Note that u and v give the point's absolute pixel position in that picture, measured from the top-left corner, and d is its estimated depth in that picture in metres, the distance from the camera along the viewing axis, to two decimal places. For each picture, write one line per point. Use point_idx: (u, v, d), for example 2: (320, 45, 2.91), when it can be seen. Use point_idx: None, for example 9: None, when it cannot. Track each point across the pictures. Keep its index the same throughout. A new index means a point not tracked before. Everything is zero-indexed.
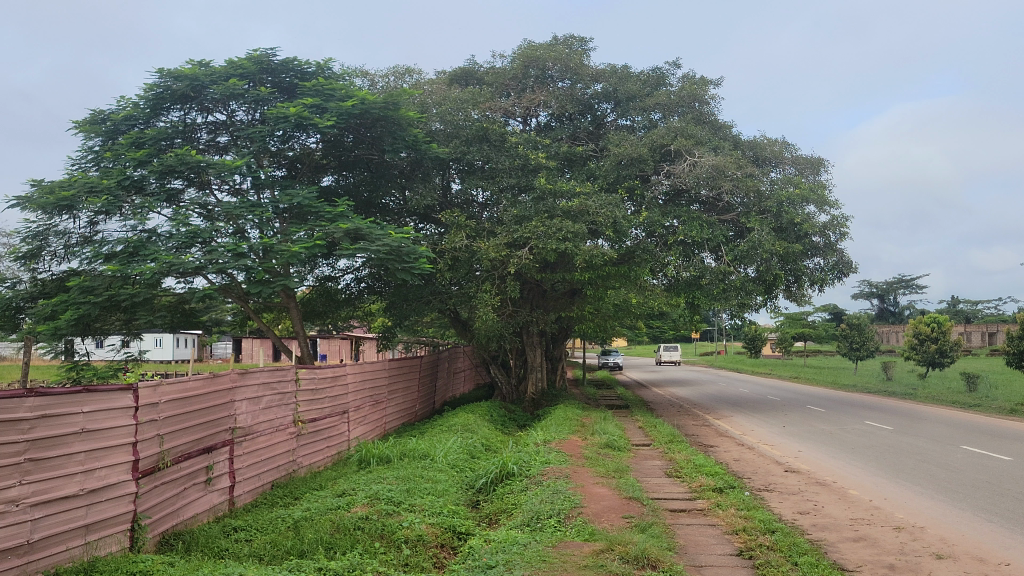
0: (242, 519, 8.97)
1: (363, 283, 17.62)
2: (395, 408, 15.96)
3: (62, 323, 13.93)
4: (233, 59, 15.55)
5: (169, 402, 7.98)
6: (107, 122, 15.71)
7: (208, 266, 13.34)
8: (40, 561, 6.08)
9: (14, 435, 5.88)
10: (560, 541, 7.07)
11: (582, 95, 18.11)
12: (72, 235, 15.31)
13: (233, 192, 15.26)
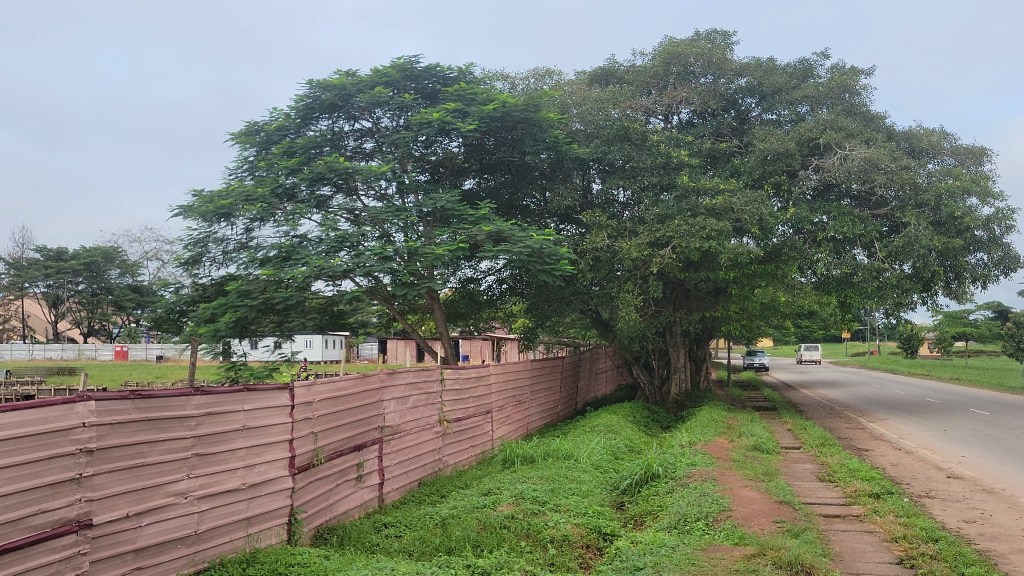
0: (391, 515, 9.21)
1: (505, 284, 17.80)
2: (538, 409, 16.05)
3: (222, 325, 14.67)
4: (378, 67, 15.98)
5: (323, 401, 8.27)
6: (262, 133, 16.46)
7: (356, 269, 13.76)
8: (206, 551, 6.41)
9: (182, 431, 6.22)
10: (708, 544, 6.94)
11: (726, 91, 17.72)
12: (230, 241, 16.09)
13: (379, 197, 15.71)
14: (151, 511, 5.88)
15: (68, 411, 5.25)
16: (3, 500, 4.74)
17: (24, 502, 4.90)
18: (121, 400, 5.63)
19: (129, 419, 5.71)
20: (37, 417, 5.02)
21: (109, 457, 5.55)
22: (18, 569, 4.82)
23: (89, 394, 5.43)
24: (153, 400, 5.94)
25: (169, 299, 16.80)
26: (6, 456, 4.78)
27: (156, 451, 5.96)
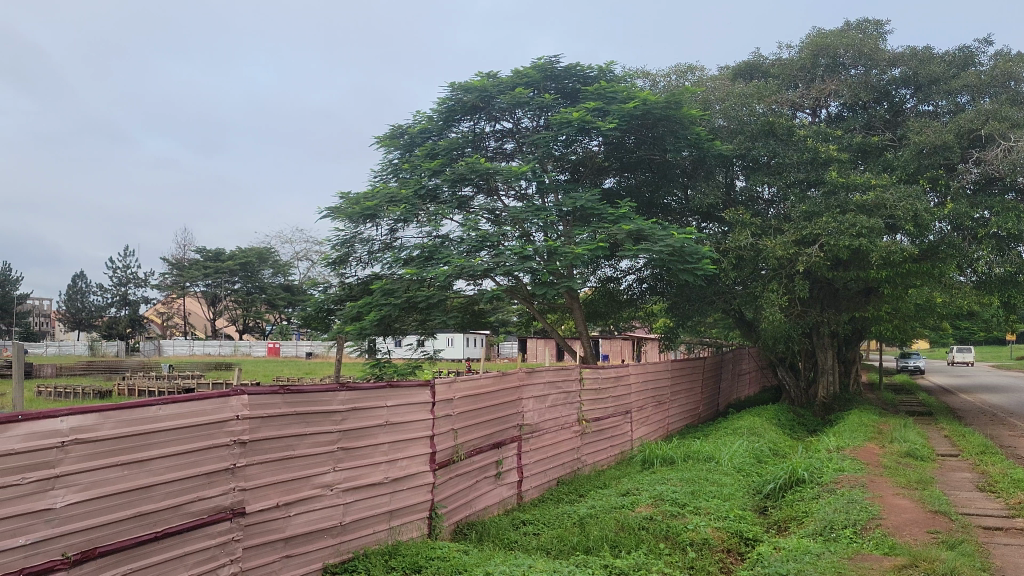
0: (529, 513, 9.25)
1: (646, 283, 17.62)
2: (679, 410, 15.82)
3: (367, 323, 15.08)
4: (519, 68, 16.11)
5: (463, 398, 8.37)
6: (405, 136, 16.90)
7: (496, 268, 13.90)
8: (351, 542, 6.60)
9: (328, 425, 6.42)
10: (856, 553, 6.66)
11: (878, 82, 16.98)
12: (375, 241, 16.53)
13: (519, 197, 15.83)
14: (299, 501, 6.09)
15: (222, 403, 5.49)
16: (164, 487, 5.00)
17: (184, 489, 5.15)
18: (272, 394, 5.85)
19: (280, 413, 5.92)
20: (195, 410, 5.27)
21: (261, 449, 5.77)
22: (178, 552, 5.07)
23: (242, 388, 5.66)
24: (301, 395, 6.15)
25: (318, 298, 17.40)
26: (167, 446, 5.04)
27: (304, 444, 6.17)
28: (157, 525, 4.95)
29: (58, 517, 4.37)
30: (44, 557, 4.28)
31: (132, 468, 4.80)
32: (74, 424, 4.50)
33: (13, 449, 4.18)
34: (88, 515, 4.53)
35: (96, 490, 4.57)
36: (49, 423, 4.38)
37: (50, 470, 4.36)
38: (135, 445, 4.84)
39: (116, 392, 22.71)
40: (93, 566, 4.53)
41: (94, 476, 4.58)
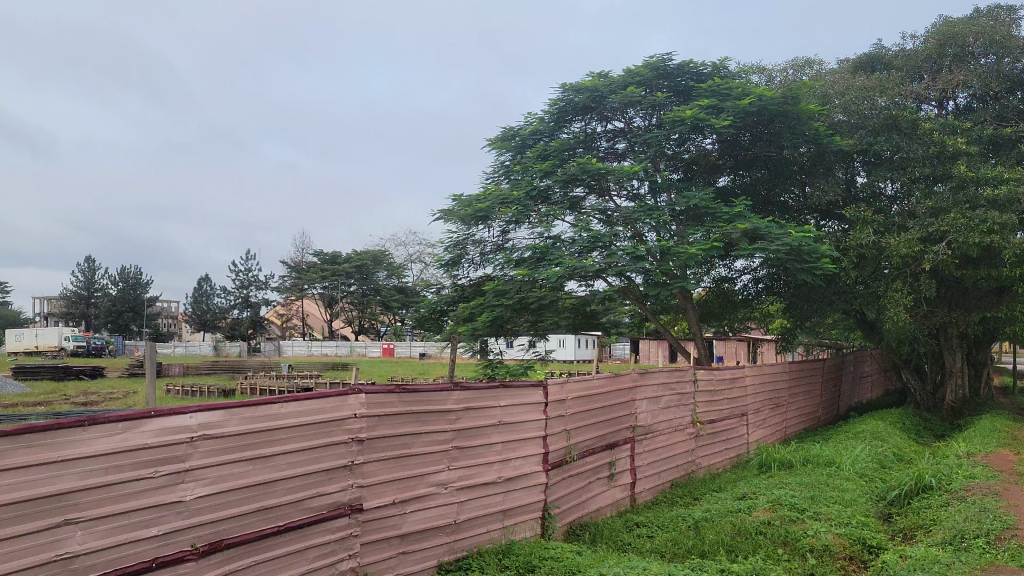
0: (643, 515, 9.17)
1: (762, 284, 17.25)
2: (797, 413, 15.42)
3: (479, 324, 15.21)
4: (630, 67, 16.02)
5: (575, 399, 8.36)
6: (517, 137, 17.03)
7: (609, 269, 13.87)
8: (465, 540, 6.67)
9: (443, 424, 6.50)
10: (988, 564, 6.37)
11: (1011, 71, 16.11)
12: (487, 243, 16.67)
13: (632, 198, 15.71)
14: (415, 499, 6.19)
15: (340, 402, 5.62)
16: (286, 482, 5.15)
17: (305, 485, 5.29)
18: (389, 393, 5.96)
19: (396, 412, 6.02)
20: (314, 408, 5.41)
21: (378, 446, 5.88)
22: (299, 547, 5.21)
23: (360, 387, 5.78)
24: (416, 394, 6.24)
25: (432, 299, 17.65)
26: (289, 442, 5.19)
27: (419, 443, 6.26)
28: (280, 519, 5.09)
29: (188, 509, 4.55)
30: (175, 547, 4.46)
31: (256, 464, 4.96)
32: (202, 420, 4.67)
33: (146, 443, 4.37)
34: (216, 508, 4.70)
35: (222, 484, 4.74)
36: (179, 418, 4.56)
37: (180, 464, 4.53)
38: (259, 441, 4.99)
39: (239, 390, 23.53)
40: (221, 557, 4.70)
41: (221, 470, 4.74)
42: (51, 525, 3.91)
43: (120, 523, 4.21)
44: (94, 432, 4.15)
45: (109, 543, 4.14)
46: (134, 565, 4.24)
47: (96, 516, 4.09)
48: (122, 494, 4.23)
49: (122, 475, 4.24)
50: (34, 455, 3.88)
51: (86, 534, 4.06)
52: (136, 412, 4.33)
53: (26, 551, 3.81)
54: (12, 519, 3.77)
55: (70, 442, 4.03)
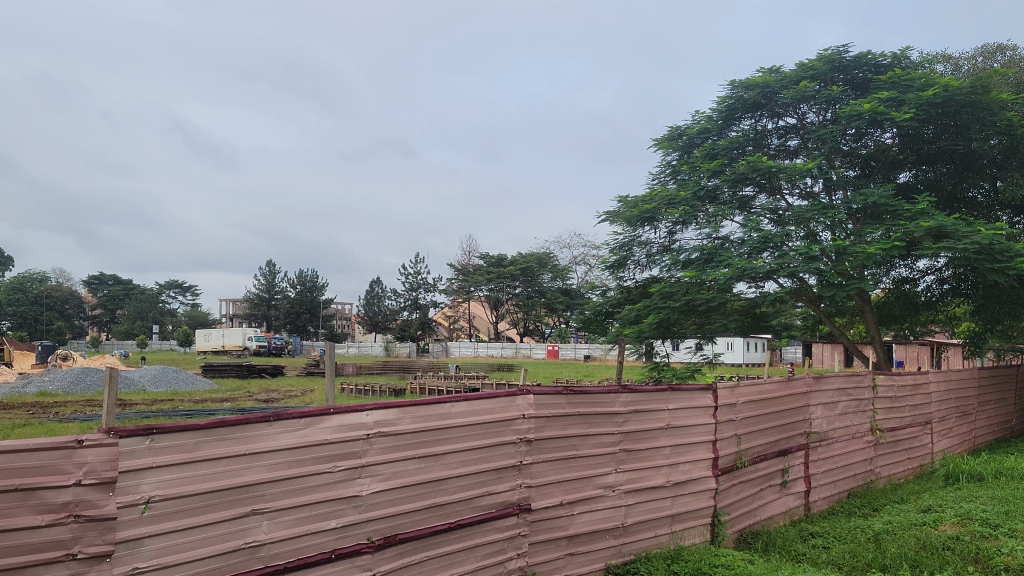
0: (818, 525, 8.82)
1: (947, 285, 16.31)
2: (987, 422, 14.50)
3: (645, 326, 15.10)
4: (803, 62, 15.57)
5: (747, 403, 8.14)
6: (684, 137, 16.86)
7: (780, 269, 13.49)
8: (633, 544, 6.62)
9: (611, 427, 6.45)
10: None
11: None
12: (653, 244, 16.55)
13: (805, 195, 15.21)
14: (582, 501, 6.18)
15: (509, 402, 5.68)
16: (457, 480, 5.25)
17: (474, 483, 5.37)
18: (557, 394, 5.98)
19: (564, 413, 6.03)
20: (483, 408, 5.50)
21: (546, 447, 5.91)
22: (468, 544, 5.30)
23: (528, 388, 5.83)
24: (584, 396, 6.23)
25: (597, 301, 17.64)
26: (459, 441, 5.28)
27: (586, 445, 6.24)
28: (450, 517, 5.19)
29: (364, 503, 4.70)
30: (352, 540, 4.61)
31: (427, 462, 5.08)
32: (377, 417, 4.82)
33: (325, 439, 4.54)
34: (390, 503, 4.83)
35: (396, 481, 4.87)
36: (355, 415, 4.72)
37: (357, 460, 4.69)
38: (430, 440, 5.11)
39: (409, 389, 24.25)
40: (395, 551, 4.83)
41: (395, 467, 4.88)
42: (239, 514, 4.12)
43: (302, 514, 4.39)
44: (278, 427, 4.35)
45: (291, 534, 4.32)
46: (314, 556, 4.41)
47: (280, 507, 4.28)
48: (304, 487, 4.42)
49: (304, 469, 4.43)
50: (223, 447, 4.10)
51: (271, 525, 4.25)
52: (316, 408, 4.52)
53: (216, 537, 4.02)
54: (202, 508, 3.98)
55: (255, 436, 4.24)
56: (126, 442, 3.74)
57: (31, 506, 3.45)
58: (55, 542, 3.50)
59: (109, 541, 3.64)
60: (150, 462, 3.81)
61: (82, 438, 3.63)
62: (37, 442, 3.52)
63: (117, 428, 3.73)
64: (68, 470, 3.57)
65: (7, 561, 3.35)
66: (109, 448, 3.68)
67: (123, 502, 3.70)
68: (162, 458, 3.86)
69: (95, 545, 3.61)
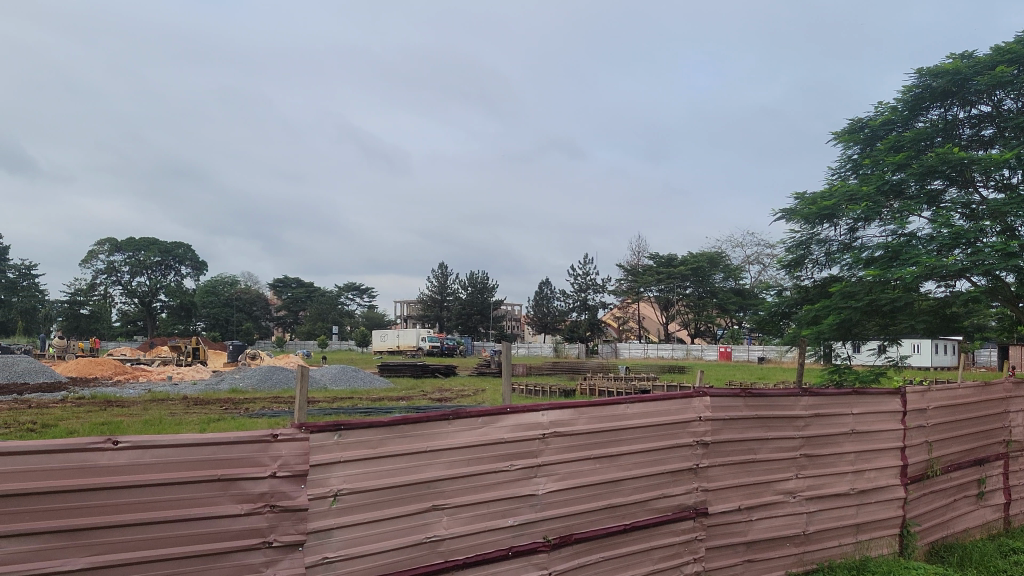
0: (1021, 540, 8.24)
1: None
2: None
3: (825, 327, 14.59)
4: (998, 46, 14.63)
5: (939, 408, 7.71)
6: (866, 129, 16.22)
7: (973, 267, 12.72)
8: (814, 553, 6.39)
9: (792, 431, 6.24)
10: None
11: None
12: (833, 242, 16.00)
13: (1001, 187, 14.29)
14: (761, 507, 6.01)
15: (684, 404, 5.60)
16: (633, 481, 5.21)
17: (650, 485, 5.32)
18: (734, 396, 5.84)
19: (742, 416, 5.88)
20: (658, 409, 5.44)
21: (723, 450, 5.78)
22: (644, 547, 5.26)
23: (705, 389, 5.72)
24: (763, 399, 6.06)
25: (773, 302, 17.14)
26: (635, 443, 5.25)
27: (766, 449, 6.06)
28: (626, 518, 5.16)
29: (541, 502, 4.74)
30: (529, 538, 4.66)
31: (602, 462, 5.07)
32: (553, 417, 4.86)
33: (503, 437, 4.61)
34: (567, 502, 4.85)
35: (572, 481, 4.88)
36: (532, 415, 4.78)
37: (534, 459, 4.74)
38: (606, 440, 5.10)
39: (579, 390, 24.34)
40: (571, 551, 4.85)
41: (571, 467, 4.90)
42: (421, 510, 4.24)
43: (481, 511, 4.48)
44: (457, 425, 4.45)
45: (471, 530, 4.41)
46: (492, 552, 4.48)
47: (459, 503, 4.38)
48: (482, 485, 4.49)
49: (482, 467, 4.51)
50: (406, 444, 4.23)
51: (451, 520, 4.35)
52: (493, 407, 4.59)
53: (399, 531, 4.15)
54: (386, 502, 4.12)
55: (435, 434, 4.35)
56: (316, 437, 3.92)
57: (231, 495, 3.66)
58: (252, 531, 3.69)
59: (301, 530, 3.81)
60: (338, 456, 3.98)
61: (277, 433, 3.82)
62: (236, 435, 3.73)
63: (307, 423, 3.92)
64: (264, 462, 3.77)
65: (208, 546, 3.57)
66: (300, 442, 3.86)
67: (315, 494, 3.87)
68: (349, 453, 4.02)
69: (289, 534, 3.79)
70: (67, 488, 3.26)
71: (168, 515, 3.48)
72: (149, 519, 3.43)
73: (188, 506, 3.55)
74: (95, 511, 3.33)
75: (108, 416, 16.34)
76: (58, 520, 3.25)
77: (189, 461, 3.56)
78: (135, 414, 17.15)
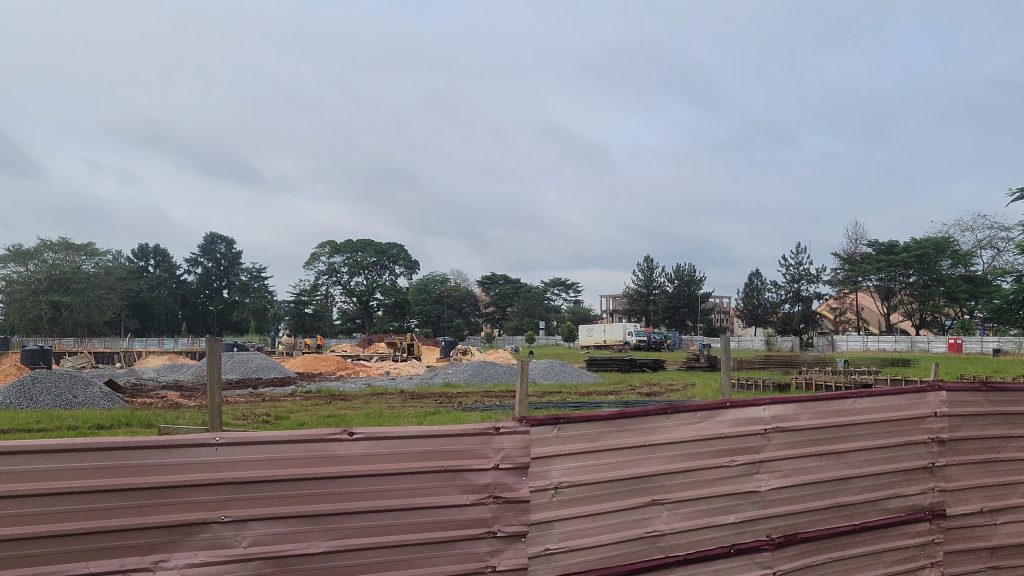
0: None
1: None
2: None
3: None
4: None
5: None
6: None
7: None
8: None
9: None
10: None
11: None
12: None
13: None
14: (1007, 510, 5.56)
15: (918, 399, 5.27)
16: (861, 480, 4.95)
17: (881, 484, 5.04)
18: (974, 391, 5.44)
19: (983, 412, 5.46)
20: (889, 405, 5.15)
21: (962, 449, 5.40)
22: (875, 549, 4.99)
23: (941, 384, 5.36)
24: (1007, 394, 5.60)
25: (1010, 288, 15.82)
26: (863, 439, 5.00)
27: (1011, 448, 5.60)
28: (855, 518, 4.91)
29: (763, 499, 4.60)
30: (751, 536, 4.54)
31: (828, 460, 4.86)
32: (775, 412, 4.69)
33: (722, 432, 4.51)
34: (790, 501, 4.68)
35: (796, 478, 4.70)
36: (753, 410, 4.64)
37: (755, 455, 4.60)
38: (832, 436, 4.88)
39: (794, 384, 23.47)
40: (796, 551, 4.68)
41: (795, 464, 4.72)
42: (640, 504, 4.21)
43: (700, 507, 4.40)
44: (675, 420, 4.39)
45: (691, 526, 4.34)
46: (714, 549, 4.39)
47: (679, 499, 4.32)
48: (702, 481, 4.41)
49: (702, 462, 4.42)
50: (624, 438, 4.21)
51: (670, 516, 4.30)
52: (712, 402, 4.50)
53: (620, 524, 4.14)
54: (605, 496, 4.11)
55: (653, 428, 4.31)
56: (536, 430, 3.96)
57: (458, 486, 3.76)
58: (478, 520, 3.77)
59: (524, 522, 3.86)
60: (558, 449, 4.00)
61: (499, 426, 3.90)
62: (460, 428, 3.83)
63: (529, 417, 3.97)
64: (487, 454, 3.84)
65: (436, 534, 3.67)
66: (522, 435, 3.92)
67: (536, 486, 3.92)
68: (569, 446, 4.04)
69: (513, 524, 3.84)
70: (307, 475, 3.48)
71: (398, 503, 3.62)
72: (381, 506, 3.59)
73: (416, 496, 3.68)
74: (331, 497, 3.52)
75: (334, 409, 17.36)
76: (301, 505, 3.46)
77: (416, 452, 3.70)
78: (358, 408, 18.07)
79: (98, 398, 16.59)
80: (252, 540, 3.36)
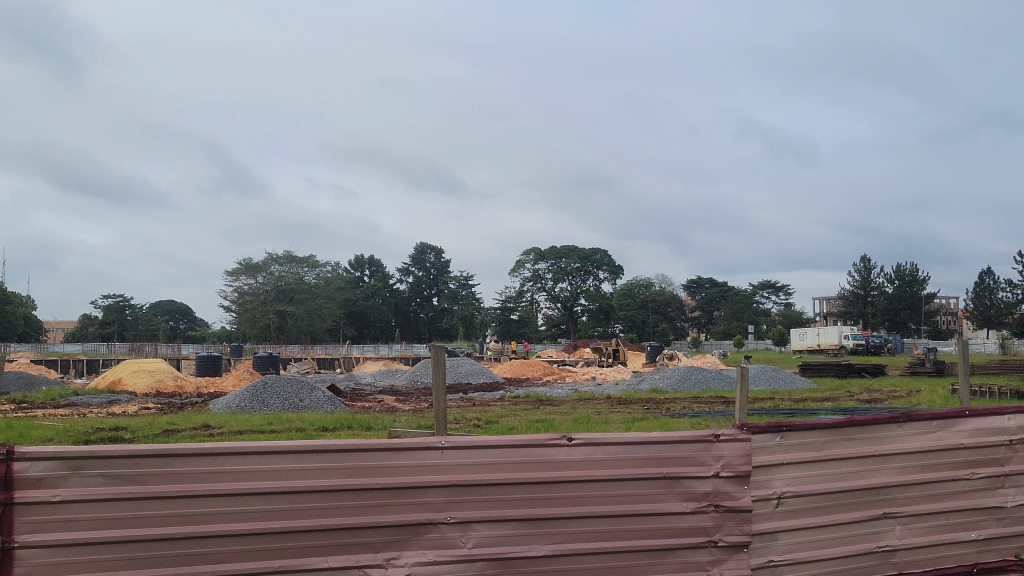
0: None
1: None
2: None
3: None
4: None
5: None
6: None
7: None
8: None
9: None
10: None
11: None
12: None
13: None
14: None
15: None
16: None
17: None
18: None
19: None
20: None
21: None
22: None
23: None
24: None
25: None
26: None
27: None
28: None
29: (1009, 516, 4.26)
30: (996, 555, 4.22)
31: None
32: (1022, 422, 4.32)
33: (961, 443, 4.19)
34: None
35: None
36: (997, 419, 4.28)
37: (1000, 468, 4.26)
38: None
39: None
40: None
41: None
42: (872, 517, 4.00)
43: (939, 522, 4.12)
44: (908, 429, 4.13)
45: (928, 541, 4.07)
46: (953, 568, 4.11)
47: (915, 512, 4.06)
48: (940, 494, 4.13)
49: (939, 474, 4.13)
50: (852, 447, 4.01)
51: (905, 530, 4.05)
52: (951, 410, 4.19)
53: (848, 538, 3.95)
54: (833, 507, 3.94)
55: (883, 437, 4.08)
56: (758, 438, 3.83)
57: (677, 493, 3.69)
58: (698, 529, 3.68)
59: (746, 532, 3.74)
60: (780, 458, 3.86)
61: (719, 433, 3.78)
62: (679, 435, 3.75)
63: (749, 424, 3.83)
64: (707, 461, 3.75)
65: (656, 542, 3.62)
66: (743, 442, 3.79)
67: (758, 496, 3.79)
68: (792, 455, 3.89)
69: (735, 534, 3.72)
70: (526, 479, 3.52)
71: (617, 509, 3.60)
72: (599, 512, 3.59)
73: (635, 502, 3.64)
74: (552, 502, 3.55)
75: (542, 414, 17.61)
76: (519, 509, 3.50)
77: (633, 458, 3.66)
78: (568, 414, 18.19)
79: (321, 401, 17.58)
80: (476, 541, 3.43)
